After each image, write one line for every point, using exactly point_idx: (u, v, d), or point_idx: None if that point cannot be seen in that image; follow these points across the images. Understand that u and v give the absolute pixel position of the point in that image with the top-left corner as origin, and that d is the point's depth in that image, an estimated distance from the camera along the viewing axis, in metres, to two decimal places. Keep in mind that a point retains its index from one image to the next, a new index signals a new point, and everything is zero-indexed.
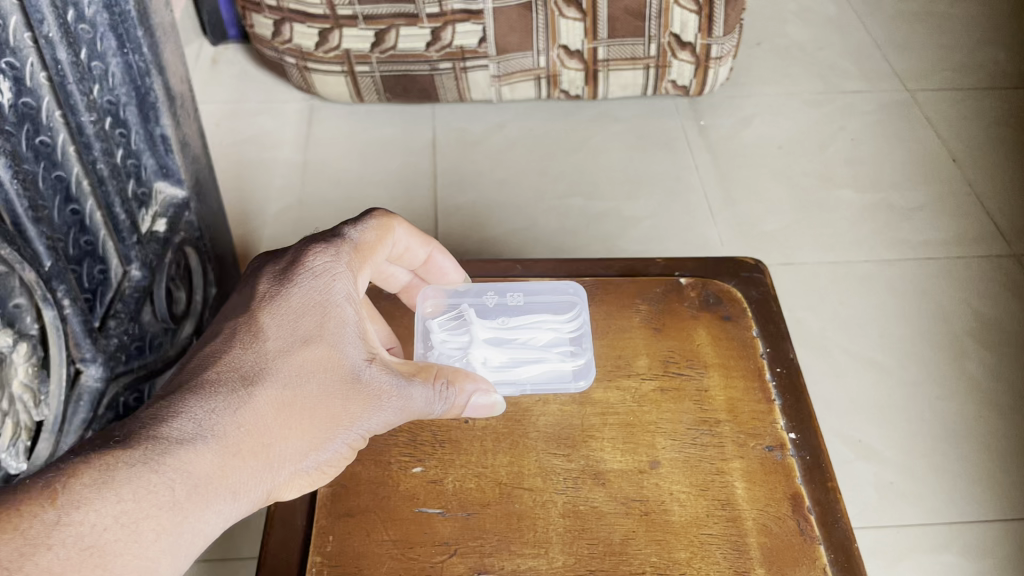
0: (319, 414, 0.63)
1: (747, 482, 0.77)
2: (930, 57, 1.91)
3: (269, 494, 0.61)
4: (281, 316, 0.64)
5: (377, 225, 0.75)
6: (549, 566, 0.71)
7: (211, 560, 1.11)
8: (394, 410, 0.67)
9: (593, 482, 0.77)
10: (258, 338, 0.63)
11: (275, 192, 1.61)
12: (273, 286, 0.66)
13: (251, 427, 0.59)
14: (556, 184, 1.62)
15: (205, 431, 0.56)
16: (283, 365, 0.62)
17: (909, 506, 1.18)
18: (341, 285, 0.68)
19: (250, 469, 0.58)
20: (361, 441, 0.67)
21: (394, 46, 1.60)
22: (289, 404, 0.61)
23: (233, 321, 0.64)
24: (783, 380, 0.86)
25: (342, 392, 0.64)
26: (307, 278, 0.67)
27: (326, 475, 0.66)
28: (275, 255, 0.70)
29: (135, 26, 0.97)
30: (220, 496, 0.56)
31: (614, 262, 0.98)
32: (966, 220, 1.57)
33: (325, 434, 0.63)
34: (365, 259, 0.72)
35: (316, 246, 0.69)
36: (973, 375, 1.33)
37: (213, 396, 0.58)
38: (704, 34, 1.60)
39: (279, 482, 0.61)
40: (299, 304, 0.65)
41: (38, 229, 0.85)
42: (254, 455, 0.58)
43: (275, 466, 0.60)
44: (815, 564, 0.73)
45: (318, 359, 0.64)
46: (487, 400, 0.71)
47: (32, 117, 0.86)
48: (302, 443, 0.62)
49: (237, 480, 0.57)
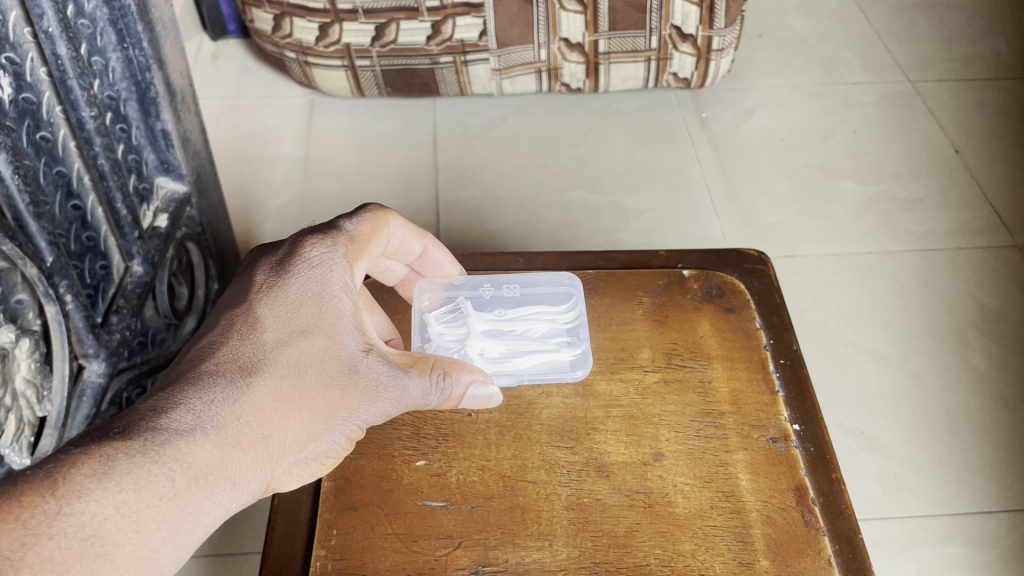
0: (317, 405, 0.63)
1: (751, 473, 0.77)
2: (932, 48, 1.90)
3: (268, 485, 0.60)
4: (279, 307, 0.64)
5: (373, 219, 0.74)
6: (553, 559, 0.71)
7: (215, 554, 1.11)
8: (391, 402, 0.67)
9: (597, 474, 0.77)
10: (256, 329, 0.62)
11: (276, 187, 1.61)
12: (269, 277, 0.65)
13: (250, 418, 0.59)
14: (557, 177, 1.62)
15: (204, 421, 0.56)
16: (281, 356, 0.62)
17: (914, 497, 1.18)
18: (338, 276, 0.68)
19: (250, 459, 0.58)
20: (358, 433, 0.67)
21: (394, 40, 1.59)
22: (287, 394, 0.61)
23: (230, 313, 0.63)
24: (786, 372, 0.86)
25: (340, 382, 0.64)
26: (304, 269, 0.67)
27: (325, 466, 0.66)
28: (272, 245, 0.70)
29: (135, 21, 0.97)
30: (219, 486, 0.56)
31: (617, 254, 0.98)
32: (968, 210, 1.57)
33: (323, 425, 0.63)
34: (362, 251, 0.72)
35: (312, 237, 0.69)
36: (977, 367, 1.33)
37: (212, 386, 0.58)
38: (705, 26, 1.59)
39: (278, 472, 0.61)
40: (296, 294, 0.65)
41: (39, 225, 0.84)
42: (253, 446, 0.58)
43: (274, 457, 0.60)
44: (820, 555, 0.72)
45: (316, 350, 0.63)
46: (484, 393, 0.71)
47: (32, 113, 0.86)
48: (301, 434, 0.62)
49: (237, 471, 0.57)
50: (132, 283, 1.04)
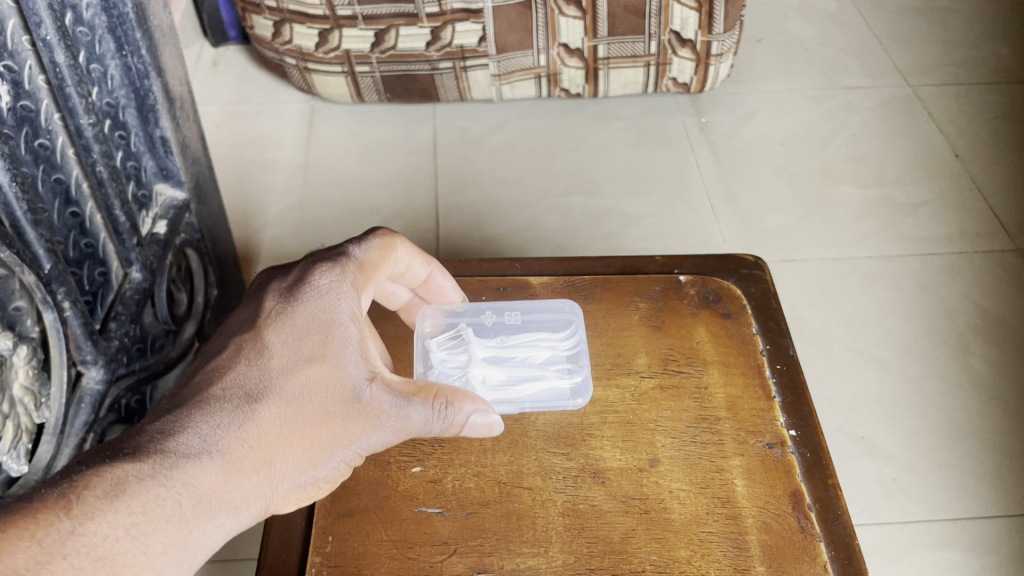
0: (319, 432, 0.62)
1: (747, 479, 0.77)
2: (932, 52, 1.90)
3: (269, 509, 0.61)
4: (286, 333, 0.64)
5: (381, 245, 0.74)
6: (549, 565, 0.71)
7: (213, 561, 1.12)
8: (393, 431, 0.66)
9: (593, 480, 0.77)
10: (263, 355, 0.63)
11: (276, 193, 1.61)
12: (278, 303, 0.66)
13: (252, 443, 0.59)
14: (556, 183, 1.62)
15: (209, 446, 0.57)
16: (286, 381, 0.62)
17: (914, 502, 1.18)
18: (346, 303, 0.68)
19: (250, 484, 0.58)
20: (360, 459, 0.66)
21: (393, 46, 1.60)
22: (290, 420, 0.61)
23: (239, 339, 0.64)
24: (783, 378, 0.86)
25: (344, 409, 0.64)
26: (312, 296, 0.67)
27: (326, 490, 0.66)
28: (284, 269, 0.70)
29: (133, 29, 0.98)
30: (222, 511, 0.56)
31: (614, 260, 0.97)
32: (969, 215, 1.56)
33: (324, 451, 0.63)
34: (370, 278, 0.72)
35: (322, 264, 0.69)
36: (977, 371, 1.32)
37: (219, 412, 0.59)
38: (704, 31, 1.59)
39: (279, 497, 0.61)
40: (305, 320, 0.65)
41: (38, 232, 0.84)
42: (255, 471, 0.59)
43: (275, 482, 0.60)
44: (816, 561, 0.72)
45: (320, 377, 0.63)
46: (486, 422, 0.69)
47: (31, 120, 0.86)
48: (302, 460, 0.62)
49: (239, 495, 0.57)
50: (131, 290, 1.04)
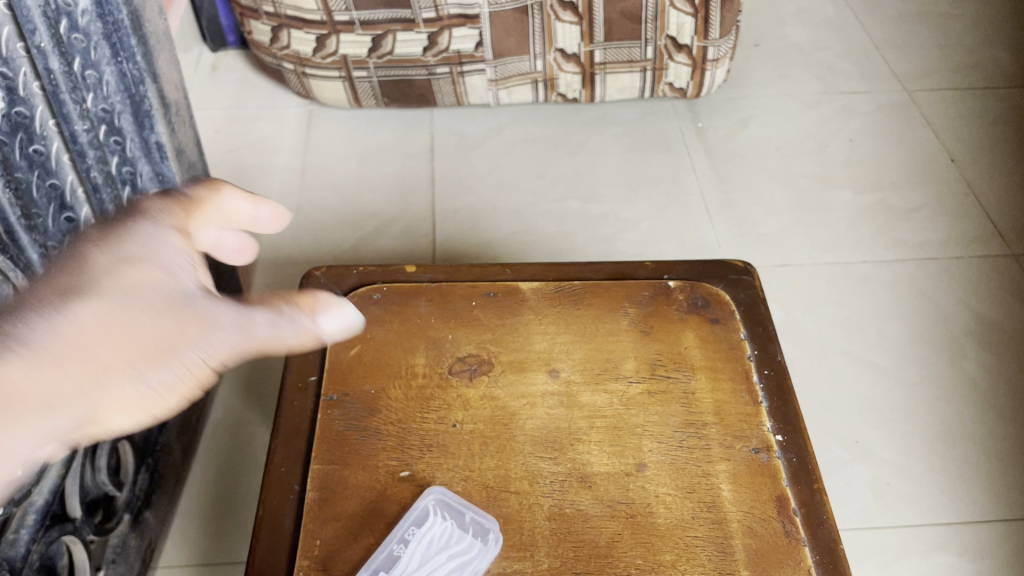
0: (145, 336, 0.49)
1: (733, 484, 0.78)
2: (929, 57, 1.90)
3: (86, 424, 0.45)
4: (102, 250, 0.54)
5: (203, 197, 0.66)
6: (536, 569, 0.72)
7: (207, 564, 1.12)
8: (236, 332, 0.53)
9: (579, 485, 0.77)
10: (70, 267, 0.51)
11: (273, 197, 1.62)
12: (99, 230, 0.56)
13: (56, 337, 0.45)
14: (553, 187, 1.63)
15: (7, 338, 0.44)
16: (104, 281, 0.50)
17: (908, 507, 1.18)
18: (172, 242, 0.59)
19: (69, 379, 0.44)
20: (206, 369, 0.51)
21: (391, 51, 1.61)
22: (121, 317, 0.48)
23: (49, 265, 0.52)
24: (771, 383, 0.86)
25: (176, 304, 0.52)
26: (134, 232, 0.58)
27: (165, 404, 0.50)
28: (101, 222, 0.60)
29: (128, 35, 0.98)
30: (34, 403, 0.42)
31: (605, 266, 0.98)
32: (964, 220, 1.57)
33: (159, 352, 0.49)
34: (193, 230, 0.63)
35: (142, 213, 0.61)
36: (971, 376, 1.33)
37: (23, 310, 0.46)
38: (700, 36, 1.60)
39: (101, 410, 0.46)
40: (133, 241, 0.56)
41: (32, 237, 0.87)
42: (60, 370, 0.44)
43: (92, 389, 0.45)
44: (799, 566, 0.73)
45: (138, 290, 0.51)
46: (341, 315, 0.59)
47: (25, 127, 0.87)
48: (129, 367, 0.48)
49: (54, 388, 0.43)
50: None
